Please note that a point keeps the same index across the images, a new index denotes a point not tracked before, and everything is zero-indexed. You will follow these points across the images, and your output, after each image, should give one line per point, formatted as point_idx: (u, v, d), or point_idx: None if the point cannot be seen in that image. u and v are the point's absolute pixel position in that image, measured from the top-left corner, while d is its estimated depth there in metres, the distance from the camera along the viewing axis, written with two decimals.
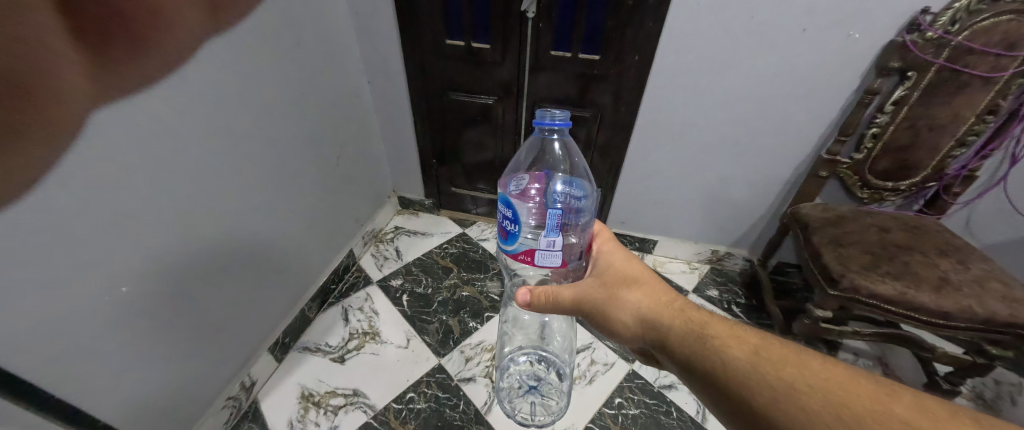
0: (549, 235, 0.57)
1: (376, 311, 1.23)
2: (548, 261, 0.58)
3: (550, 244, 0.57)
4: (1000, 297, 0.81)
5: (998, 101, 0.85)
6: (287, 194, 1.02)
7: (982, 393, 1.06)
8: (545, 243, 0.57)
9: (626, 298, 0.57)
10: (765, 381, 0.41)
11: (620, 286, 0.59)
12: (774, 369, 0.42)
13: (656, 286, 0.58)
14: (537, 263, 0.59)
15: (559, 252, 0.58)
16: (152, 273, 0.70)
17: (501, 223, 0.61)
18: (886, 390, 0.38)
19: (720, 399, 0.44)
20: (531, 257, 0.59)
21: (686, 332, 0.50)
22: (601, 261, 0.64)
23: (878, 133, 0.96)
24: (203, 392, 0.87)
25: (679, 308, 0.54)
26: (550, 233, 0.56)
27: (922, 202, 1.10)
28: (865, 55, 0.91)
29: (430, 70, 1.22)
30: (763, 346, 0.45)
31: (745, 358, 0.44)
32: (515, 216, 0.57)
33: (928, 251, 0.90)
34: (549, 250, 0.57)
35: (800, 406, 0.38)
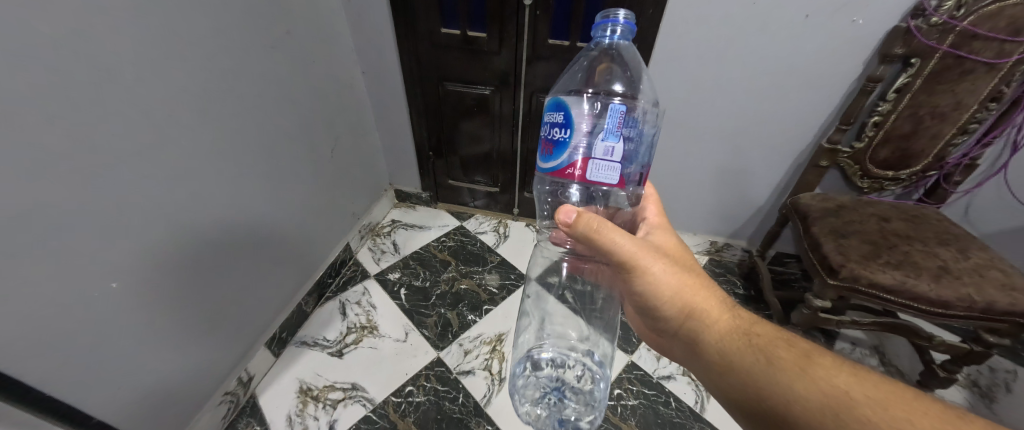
0: (606, 140, 0.52)
1: (374, 304, 1.23)
2: (604, 174, 0.52)
3: (607, 151, 0.52)
4: (999, 286, 0.81)
5: (1002, 88, 0.84)
6: (282, 188, 1.00)
7: (977, 381, 1.06)
8: (601, 149, 0.52)
9: (679, 277, 0.57)
10: (818, 383, 0.42)
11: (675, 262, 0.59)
12: (828, 374, 0.43)
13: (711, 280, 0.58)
14: (591, 178, 0.52)
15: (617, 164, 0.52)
16: (144, 269, 0.69)
17: (549, 133, 0.56)
18: (953, 412, 0.37)
19: (764, 390, 0.45)
20: (584, 170, 0.52)
21: (735, 328, 0.51)
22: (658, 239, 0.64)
23: (880, 122, 0.95)
24: (199, 388, 0.87)
25: (731, 305, 0.55)
26: (608, 137, 0.51)
27: (921, 191, 1.09)
28: (869, 42, 0.90)
29: (426, 60, 1.20)
30: (815, 353, 0.46)
31: (797, 362, 0.45)
32: (568, 119, 0.53)
33: (927, 240, 0.90)
34: (605, 158, 0.52)
35: (851, 409, 0.39)
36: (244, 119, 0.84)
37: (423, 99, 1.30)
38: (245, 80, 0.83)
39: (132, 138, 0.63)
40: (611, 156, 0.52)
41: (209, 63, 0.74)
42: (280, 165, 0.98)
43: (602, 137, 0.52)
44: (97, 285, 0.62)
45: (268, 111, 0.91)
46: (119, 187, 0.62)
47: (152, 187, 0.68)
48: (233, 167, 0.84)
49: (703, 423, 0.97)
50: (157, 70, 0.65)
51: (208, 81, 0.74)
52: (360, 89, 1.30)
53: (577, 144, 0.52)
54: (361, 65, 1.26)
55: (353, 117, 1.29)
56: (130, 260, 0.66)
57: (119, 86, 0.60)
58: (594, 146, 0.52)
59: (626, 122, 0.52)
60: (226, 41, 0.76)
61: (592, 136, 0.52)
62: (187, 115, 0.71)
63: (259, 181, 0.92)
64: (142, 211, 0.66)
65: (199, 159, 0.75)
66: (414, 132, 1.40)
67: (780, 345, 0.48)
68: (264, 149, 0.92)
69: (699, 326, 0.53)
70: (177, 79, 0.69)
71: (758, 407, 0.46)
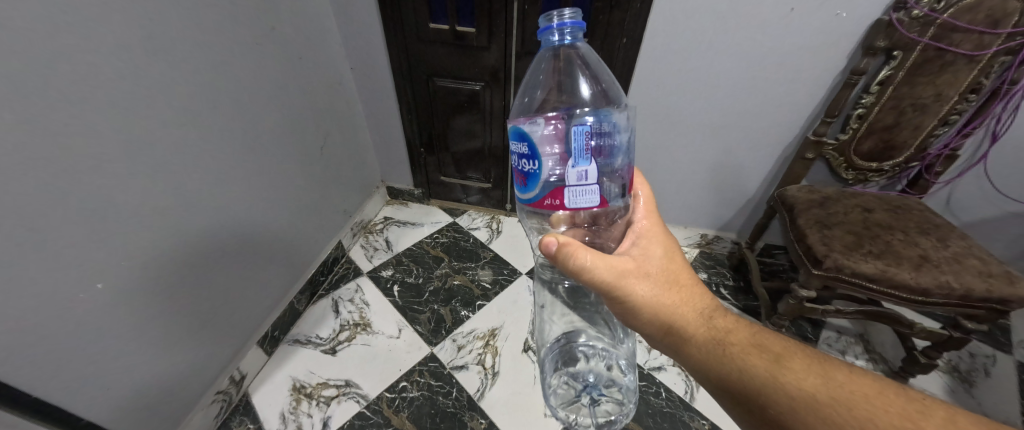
0: (578, 165, 0.51)
1: (367, 302, 1.23)
2: (581, 200, 0.52)
3: (582, 176, 0.51)
4: (976, 273, 0.83)
5: (981, 79, 0.86)
6: (271, 186, 1.00)
7: (957, 366, 1.09)
8: (575, 176, 0.51)
9: (655, 292, 0.56)
10: (786, 391, 0.44)
11: (654, 272, 0.57)
12: (796, 378, 0.44)
13: (690, 287, 0.58)
14: (569, 205, 0.52)
15: (593, 186, 0.52)
16: (131, 269, 0.68)
17: (518, 165, 0.55)
18: (917, 406, 0.39)
19: (739, 400, 0.48)
20: (561, 199, 0.52)
21: (708, 340, 0.53)
22: (641, 239, 0.61)
23: (863, 114, 0.96)
24: (191, 388, 0.87)
25: (707, 312, 0.55)
26: (578, 161, 0.51)
27: (904, 182, 1.11)
28: (853, 35, 0.91)
29: (415, 56, 1.19)
30: (787, 355, 0.48)
31: (769, 369, 0.46)
32: (534, 151, 0.52)
33: (909, 230, 0.92)
34: (581, 184, 0.51)
35: (820, 418, 0.41)
36: (230, 117, 0.83)
37: (413, 95, 1.29)
38: (231, 78, 0.82)
39: (116, 136, 0.62)
40: (587, 180, 0.51)
41: (193, 60, 0.73)
42: (269, 163, 0.98)
43: (572, 164, 0.51)
44: (83, 286, 0.61)
45: (256, 109, 0.90)
46: (103, 186, 0.62)
47: (137, 186, 0.67)
48: (221, 166, 0.83)
49: (692, 412, 0.99)
50: (140, 68, 0.64)
51: (192, 79, 0.73)
52: (349, 86, 1.29)
53: (550, 177, 0.52)
54: (349, 61, 1.25)
55: (343, 114, 1.28)
56: (115, 261, 0.65)
57: (101, 84, 0.59)
58: (568, 175, 0.51)
59: (592, 143, 0.51)
60: (210, 38, 0.75)
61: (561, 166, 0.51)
62: (172, 113, 0.71)
63: (247, 179, 0.91)
64: (127, 210, 0.66)
65: (185, 157, 0.75)
66: (405, 129, 1.40)
67: (753, 352, 0.49)
68: (252, 146, 0.91)
69: (678, 339, 0.55)
70: (161, 76, 0.68)
71: (740, 413, 0.48)
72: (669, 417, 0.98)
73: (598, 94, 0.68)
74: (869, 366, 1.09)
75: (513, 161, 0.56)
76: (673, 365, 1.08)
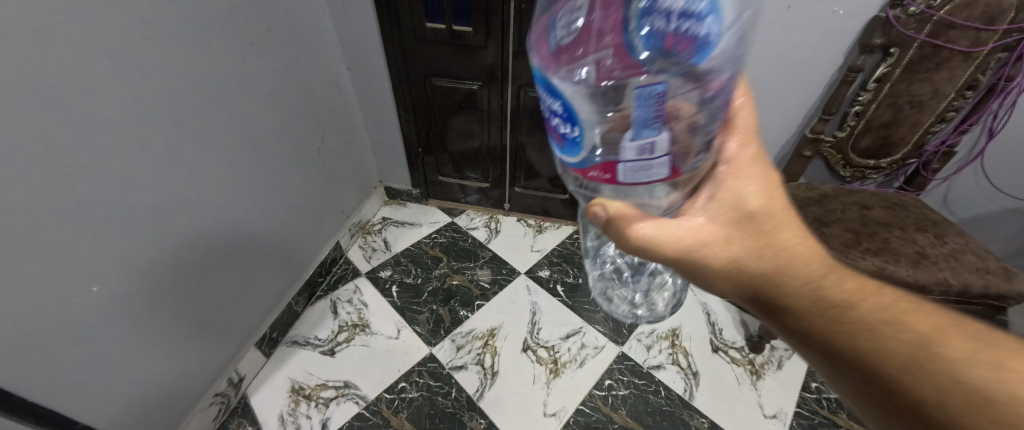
0: (641, 135, 0.30)
1: (365, 302, 1.23)
2: (642, 177, 0.33)
3: (645, 150, 0.30)
4: (973, 269, 0.83)
5: (978, 76, 0.86)
6: (268, 188, 0.99)
7: None
8: (634, 151, 0.30)
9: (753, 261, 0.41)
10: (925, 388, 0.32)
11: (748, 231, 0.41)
12: (965, 367, 0.31)
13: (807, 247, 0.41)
14: (621, 183, 0.33)
15: (660, 159, 0.32)
16: (127, 272, 0.68)
17: (546, 116, 0.34)
18: None
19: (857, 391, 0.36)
20: (611, 176, 0.33)
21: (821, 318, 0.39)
22: (728, 185, 0.43)
23: (860, 112, 0.96)
24: (188, 390, 0.87)
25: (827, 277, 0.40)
26: (640, 132, 0.29)
27: (902, 178, 1.12)
28: (850, 32, 0.90)
29: (411, 56, 1.19)
30: (940, 337, 0.34)
31: (913, 355, 0.34)
32: (567, 110, 0.30)
33: (906, 227, 0.92)
34: (643, 162, 0.31)
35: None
36: (227, 118, 0.83)
37: (410, 95, 1.29)
38: (228, 79, 0.81)
39: (112, 139, 0.62)
40: (654, 157, 0.31)
41: (189, 62, 0.72)
42: (266, 164, 0.97)
43: (631, 133, 0.30)
44: (79, 290, 0.61)
45: (252, 110, 0.90)
46: (100, 189, 0.62)
47: (134, 189, 0.67)
48: (217, 167, 0.83)
49: (691, 411, 0.99)
50: (136, 70, 0.63)
51: (188, 81, 0.73)
52: (346, 86, 1.29)
53: (594, 151, 0.32)
54: (346, 61, 1.24)
55: (340, 114, 1.28)
56: (112, 263, 0.65)
57: (97, 87, 0.59)
58: (623, 149, 0.30)
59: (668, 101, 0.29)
60: (205, 39, 0.75)
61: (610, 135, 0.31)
62: (168, 115, 0.70)
63: (244, 181, 0.91)
64: (124, 213, 0.66)
65: (181, 159, 0.74)
66: (402, 128, 1.39)
67: (884, 333, 0.36)
68: (249, 148, 0.91)
69: (780, 316, 0.41)
70: (157, 78, 0.67)
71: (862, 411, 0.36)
72: (668, 416, 0.98)
73: None
74: None
75: (539, 107, 0.35)
76: (671, 364, 1.08)
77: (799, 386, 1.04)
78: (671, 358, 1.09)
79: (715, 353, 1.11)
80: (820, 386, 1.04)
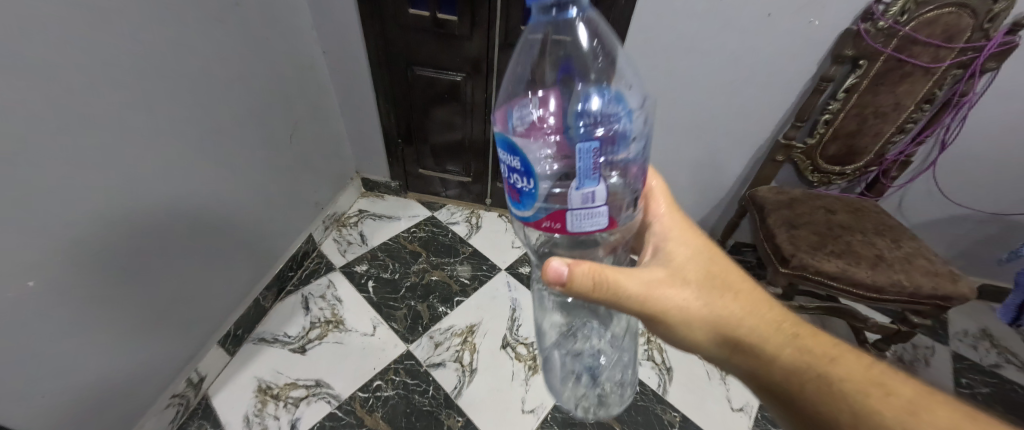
0: (583, 184, 0.32)
1: (339, 298, 1.18)
2: (589, 225, 0.34)
3: (586, 199, 0.32)
4: (925, 272, 0.89)
5: (935, 91, 0.92)
6: (235, 176, 0.93)
7: (902, 356, 1.18)
8: (579, 198, 0.32)
9: (727, 307, 0.43)
10: (804, 373, 0.38)
11: (716, 287, 0.44)
12: (843, 372, 0.36)
13: (757, 299, 0.45)
14: (570, 231, 0.34)
15: (604, 208, 0.33)
16: (66, 264, 0.61)
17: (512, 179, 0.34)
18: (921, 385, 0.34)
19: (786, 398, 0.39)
20: (561, 224, 0.34)
21: (790, 364, 0.39)
22: None
23: (830, 120, 1.00)
24: (141, 392, 0.81)
25: (793, 329, 0.42)
26: (585, 181, 0.32)
27: (863, 185, 1.17)
28: (825, 41, 0.93)
29: (393, 42, 1.14)
30: (827, 367, 0.37)
31: (816, 357, 0.38)
32: (527, 162, 0.32)
33: (866, 231, 0.98)
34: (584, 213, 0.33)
35: (834, 377, 0.36)
36: (188, 98, 0.77)
37: (391, 83, 1.24)
38: (190, 57, 0.75)
39: (50, 116, 0.55)
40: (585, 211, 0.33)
41: (145, 35, 0.66)
42: (231, 151, 0.91)
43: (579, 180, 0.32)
44: (13, 284, 0.55)
45: (218, 92, 0.84)
46: (34, 171, 0.55)
47: (78, 173, 0.60)
48: (176, 152, 0.76)
49: (665, 405, 1.01)
50: (83, 40, 0.57)
51: (141, 55, 0.66)
52: (321, 70, 1.22)
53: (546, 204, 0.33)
54: (322, 45, 1.17)
55: (315, 101, 1.22)
56: (48, 253, 0.58)
57: (31, 58, 0.51)
58: (571, 197, 0.32)
59: (603, 155, 0.33)
60: (164, 10, 0.68)
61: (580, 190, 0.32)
62: (117, 93, 0.63)
63: (206, 168, 0.84)
64: (65, 199, 0.59)
65: (132, 141, 0.68)
66: (382, 118, 1.34)
67: (806, 337, 0.41)
68: (214, 132, 0.85)
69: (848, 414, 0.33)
70: (106, 51, 0.60)
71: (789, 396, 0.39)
72: (642, 410, 1.00)
73: (602, 72, 0.46)
74: None
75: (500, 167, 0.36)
76: (647, 359, 1.10)
77: None
78: (647, 354, 1.12)
79: None
80: None
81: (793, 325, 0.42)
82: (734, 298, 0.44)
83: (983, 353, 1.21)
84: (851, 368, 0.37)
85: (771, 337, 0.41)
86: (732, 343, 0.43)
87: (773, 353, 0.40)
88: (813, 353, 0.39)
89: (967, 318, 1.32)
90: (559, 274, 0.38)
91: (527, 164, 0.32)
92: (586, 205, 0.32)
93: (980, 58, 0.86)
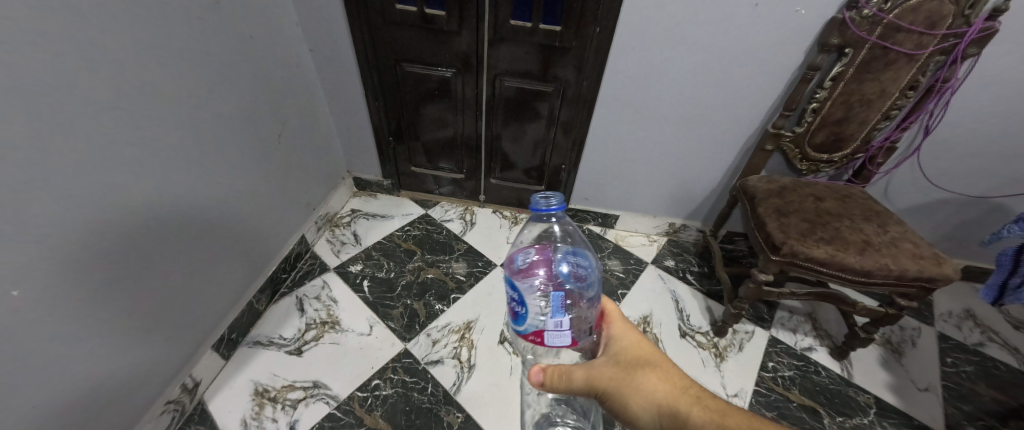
0: (556, 315, 0.49)
1: (335, 298, 1.17)
2: (559, 342, 0.50)
3: (558, 325, 0.49)
4: (910, 255, 0.91)
5: (919, 77, 0.93)
6: (224, 178, 0.92)
7: (890, 338, 1.21)
8: (553, 323, 0.49)
9: (641, 381, 0.51)
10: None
11: (632, 365, 0.53)
12: None
13: (670, 368, 0.53)
14: (547, 345, 0.50)
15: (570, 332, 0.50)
16: (51, 270, 0.60)
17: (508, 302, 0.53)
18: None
19: None
20: (540, 338, 0.50)
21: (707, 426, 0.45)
22: None
23: (817, 108, 1.02)
24: (135, 399, 0.80)
25: (698, 391, 0.50)
26: (557, 313, 0.49)
27: (850, 172, 1.19)
28: (811, 30, 0.94)
29: (380, 39, 1.13)
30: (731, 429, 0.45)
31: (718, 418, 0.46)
32: (521, 296, 0.50)
33: (854, 217, 1.00)
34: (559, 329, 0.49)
35: None
36: (172, 99, 0.75)
37: (380, 81, 1.23)
38: (173, 56, 0.73)
39: (27, 117, 0.53)
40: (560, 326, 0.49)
41: (124, 33, 0.64)
42: (219, 152, 0.89)
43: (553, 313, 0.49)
44: None
45: (204, 92, 0.82)
46: (13, 175, 0.53)
47: (59, 176, 0.58)
48: (162, 154, 0.75)
49: None
50: (58, 38, 0.55)
51: (122, 55, 0.64)
52: (308, 68, 1.20)
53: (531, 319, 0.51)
54: (308, 43, 1.15)
55: (303, 100, 1.20)
56: (32, 259, 0.57)
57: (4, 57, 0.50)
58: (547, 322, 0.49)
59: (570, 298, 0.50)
60: (143, 8, 0.66)
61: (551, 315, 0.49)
62: (98, 93, 0.62)
63: (194, 169, 0.83)
64: (47, 203, 0.57)
65: (115, 143, 0.66)
66: (372, 116, 1.33)
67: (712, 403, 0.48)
68: (201, 133, 0.83)
69: None
70: (83, 51, 0.59)
71: None
72: None
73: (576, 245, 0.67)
74: (816, 342, 1.19)
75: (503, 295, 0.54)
76: None
77: (758, 367, 1.11)
78: None
79: (683, 338, 1.17)
80: (776, 365, 1.12)
81: (698, 389, 0.50)
82: (653, 371, 0.52)
83: (967, 333, 1.25)
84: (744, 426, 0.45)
85: (682, 404, 0.49)
86: (662, 415, 0.49)
87: (686, 418, 0.47)
88: (720, 418, 0.46)
89: (951, 299, 1.36)
90: (537, 376, 0.56)
91: (521, 297, 0.50)
92: (559, 328, 0.49)
93: (962, 44, 0.87)
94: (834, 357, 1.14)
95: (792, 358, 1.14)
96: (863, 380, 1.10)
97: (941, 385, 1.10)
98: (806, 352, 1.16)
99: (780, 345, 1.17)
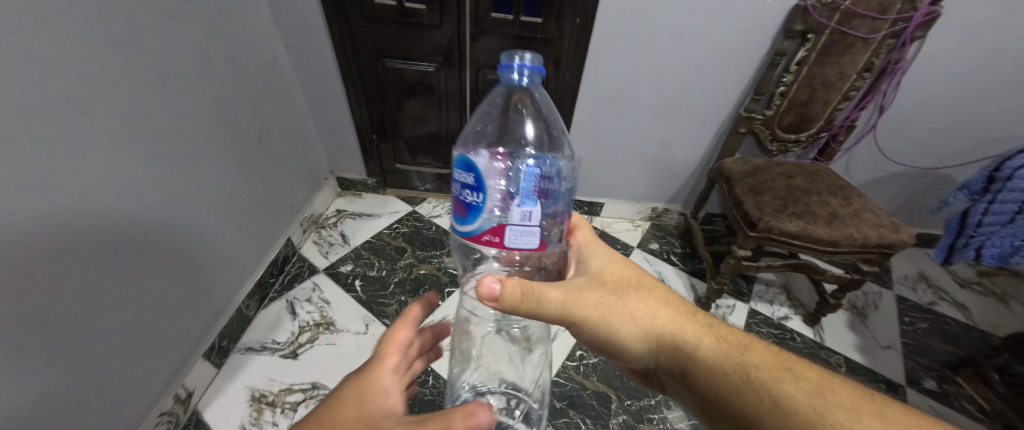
0: (523, 205, 0.45)
1: (327, 300, 1.16)
2: (523, 241, 0.46)
3: (524, 216, 0.45)
4: (872, 224, 0.99)
5: (873, 60, 1.00)
6: (204, 182, 0.89)
7: (855, 303, 1.31)
8: (519, 215, 0.45)
9: (637, 307, 0.54)
10: (719, 360, 0.47)
11: (624, 288, 0.55)
12: (748, 356, 0.46)
13: (663, 298, 0.55)
14: (507, 245, 0.46)
15: (536, 228, 0.46)
16: (32, 285, 0.57)
17: (460, 194, 0.48)
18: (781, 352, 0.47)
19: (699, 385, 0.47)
20: (499, 237, 0.46)
21: (711, 349, 0.48)
22: None
23: (784, 92, 1.08)
24: (126, 414, 0.77)
25: (695, 319, 0.53)
26: (525, 201, 0.45)
27: (816, 151, 1.27)
28: (776, 17, 1.01)
29: (359, 34, 1.11)
30: (731, 349, 0.47)
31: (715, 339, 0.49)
32: (478, 182, 0.45)
33: (821, 192, 1.07)
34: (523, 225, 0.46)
35: (742, 358, 0.46)
36: (149, 101, 0.72)
37: (360, 78, 1.21)
38: (145, 56, 0.70)
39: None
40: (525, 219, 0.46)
41: (92, 33, 0.61)
42: (199, 155, 0.86)
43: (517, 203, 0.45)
44: None
45: (180, 93, 0.79)
46: None
47: (34, 186, 0.55)
48: (141, 159, 0.72)
49: None
50: (23, 40, 0.52)
51: (93, 56, 0.61)
52: (285, 66, 1.16)
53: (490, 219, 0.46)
54: (283, 39, 1.12)
55: (281, 99, 1.16)
56: (11, 273, 0.54)
57: None
58: (511, 214, 0.45)
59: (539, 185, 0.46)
60: (110, 6, 0.63)
61: (508, 207, 0.45)
62: (70, 98, 0.59)
63: (174, 174, 0.80)
64: (24, 215, 0.55)
65: (91, 150, 0.63)
66: (354, 113, 1.30)
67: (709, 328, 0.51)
68: (179, 136, 0.80)
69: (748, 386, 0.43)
70: (48, 52, 0.55)
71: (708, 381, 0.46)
72: None
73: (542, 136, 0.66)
74: (791, 311, 1.27)
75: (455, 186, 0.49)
76: None
77: None
78: None
79: None
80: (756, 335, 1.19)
81: (696, 317, 0.54)
82: (648, 297, 0.55)
83: (921, 294, 1.37)
84: (743, 347, 0.47)
85: (684, 330, 0.52)
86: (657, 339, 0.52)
87: (688, 343, 0.50)
88: (720, 341, 0.49)
89: (906, 264, 1.48)
90: (490, 288, 0.46)
91: (478, 181, 0.45)
92: (525, 222, 0.46)
93: (909, 28, 0.95)
94: (807, 323, 1.23)
95: (770, 327, 1.21)
96: (834, 343, 1.19)
97: (901, 342, 1.20)
98: (783, 320, 1.24)
99: (759, 316, 1.25)
